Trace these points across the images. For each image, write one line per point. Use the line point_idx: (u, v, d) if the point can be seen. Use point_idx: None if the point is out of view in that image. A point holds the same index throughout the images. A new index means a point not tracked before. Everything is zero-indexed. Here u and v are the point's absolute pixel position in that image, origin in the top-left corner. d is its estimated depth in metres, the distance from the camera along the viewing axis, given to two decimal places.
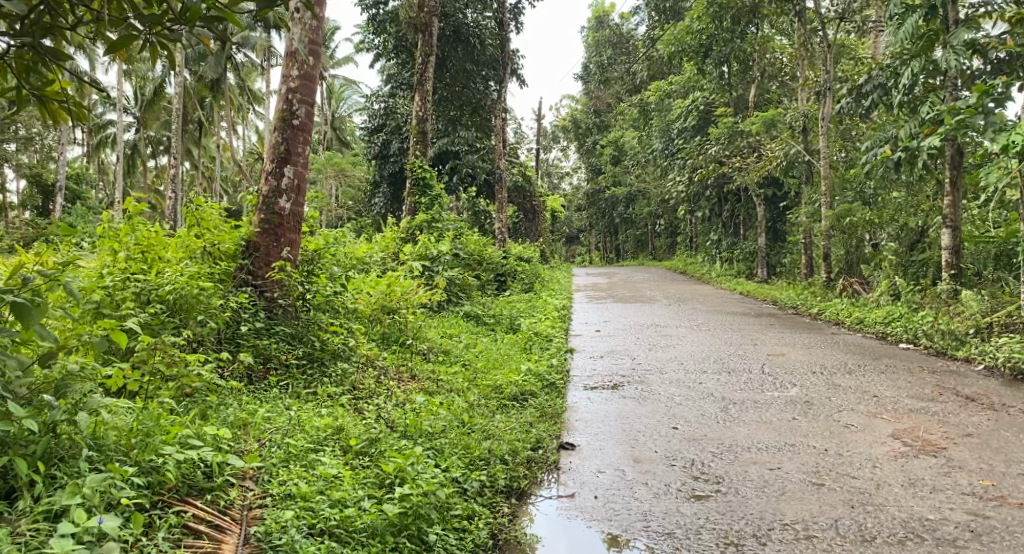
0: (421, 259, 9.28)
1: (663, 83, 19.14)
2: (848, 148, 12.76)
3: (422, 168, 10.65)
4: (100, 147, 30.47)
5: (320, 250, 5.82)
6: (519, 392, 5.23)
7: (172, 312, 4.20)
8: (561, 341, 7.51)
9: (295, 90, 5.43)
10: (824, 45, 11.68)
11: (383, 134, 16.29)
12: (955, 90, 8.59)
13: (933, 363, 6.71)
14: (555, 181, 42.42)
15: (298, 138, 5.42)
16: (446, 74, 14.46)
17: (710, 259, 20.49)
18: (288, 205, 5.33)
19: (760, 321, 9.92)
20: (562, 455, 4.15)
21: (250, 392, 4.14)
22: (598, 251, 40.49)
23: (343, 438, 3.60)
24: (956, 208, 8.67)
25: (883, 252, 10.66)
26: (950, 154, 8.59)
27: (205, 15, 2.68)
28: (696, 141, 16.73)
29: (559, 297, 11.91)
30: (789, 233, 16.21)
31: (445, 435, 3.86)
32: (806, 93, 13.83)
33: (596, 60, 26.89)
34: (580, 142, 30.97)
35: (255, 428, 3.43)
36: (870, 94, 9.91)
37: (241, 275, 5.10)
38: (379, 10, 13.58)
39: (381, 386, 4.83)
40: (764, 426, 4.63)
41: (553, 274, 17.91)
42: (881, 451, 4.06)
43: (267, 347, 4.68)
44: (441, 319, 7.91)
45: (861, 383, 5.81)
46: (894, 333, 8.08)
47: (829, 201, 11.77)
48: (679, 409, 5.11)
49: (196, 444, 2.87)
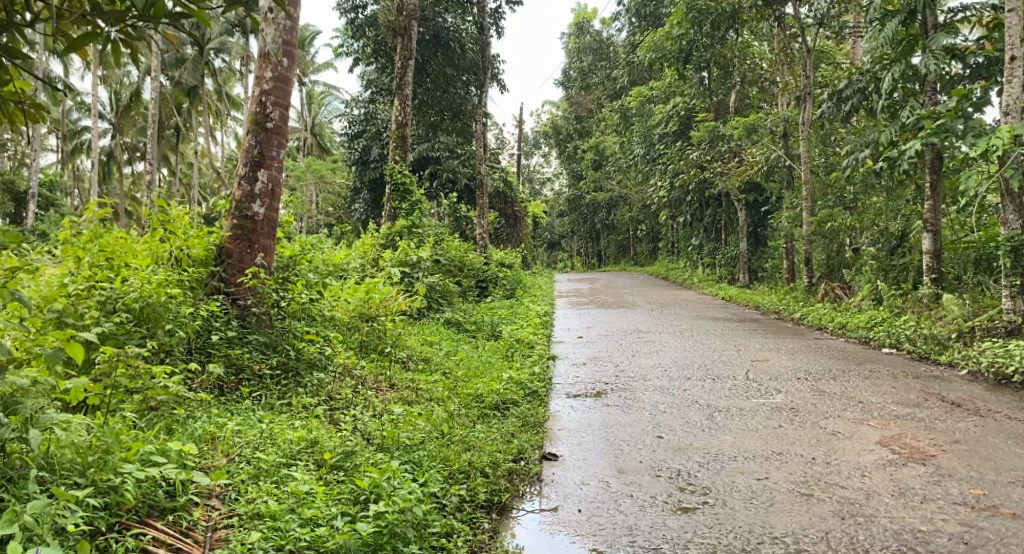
0: (401, 265, 9.13)
1: (644, 88, 19.23)
2: (828, 153, 12.84)
3: (401, 173, 10.52)
4: (75, 153, 29.99)
5: (296, 257, 5.66)
6: (500, 400, 5.11)
7: (138, 321, 4.01)
8: (543, 348, 7.40)
9: (269, 91, 5.27)
10: (804, 51, 11.74)
11: (364, 140, 16.10)
12: (933, 95, 8.72)
13: (917, 368, 6.69)
14: (537, 187, 42.46)
15: (272, 142, 5.26)
16: (426, 78, 14.34)
17: (691, 265, 20.55)
18: (262, 211, 5.18)
19: (743, 326, 9.89)
20: (545, 466, 4.04)
21: (220, 404, 3.98)
22: (579, 257, 40.50)
23: (317, 451, 3.45)
24: (937, 213, 8.70)
25: (864, 256, 10.71)
26: (930, 159, 8.65)
27: (170, 13, 2.57)
28: (677, 146, 16.76)
29: (541, 303, 11.81)
30: (770, 238, 16.27)
31: (423, 447, 3.73)
32: (786, 99, 13.91)
33: (577, 66, 26.97)
34: (561, 148, 30.97)
35: (224, 443, 3.27)
36: (851, 98, 9.92)
37: (213, 283, 4.94)
38: (358, 14, 13.47)
39: (358, 396, 4.68)
40: (750, 434, 4.55)
41: (535, 279, 17.83)
42: (870, 459, 3.99)
43: (239, 357, 4.51)
44: (422, 327, 7.77)
45: (846, 389, 5.76)
46: (877, 337, 8.07)
47: (810, 205, 11.80)
48: (664, 417, 5.02)
49: (160, 462, 2.71)
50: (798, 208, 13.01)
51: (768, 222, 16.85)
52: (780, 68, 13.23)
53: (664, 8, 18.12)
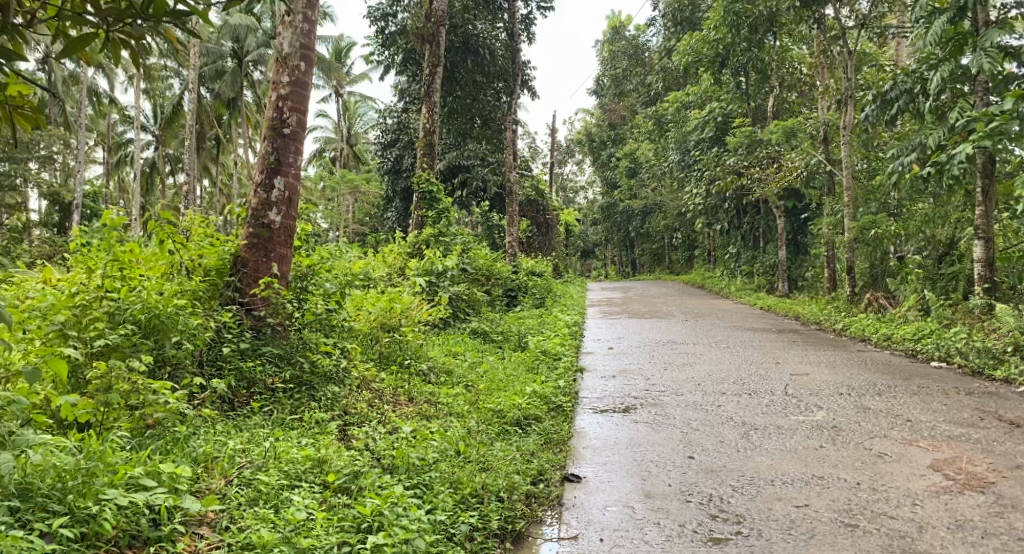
0: (427, 274, 9.01)
1: (680, 94, 18.85)
2: (871, 157, 12.30)
3: (429, 181, 10.43)
4: (119, 165, 30.80)
5: (315, 266, 5.46)
6: (522, 416, 4.87)
7: (145, 333, 3.94)
8: (570, 360, 7.15)
9: (286, 96, 5.19)
10: (846, 53, 11.30)
11: (396, 149, 16.12)
12: (986, 95, 8.20)
13: (969, 383, 6.27)
14: (571, 195, 42.25)
15: (288, 148, 5.17)
16: (456, 87, 14.32)
17: (728, 273, 20.04)
18: (278, 218, 5.06)
19: (781, 337, 9.50)
20: (565, 488, 3.80)
21: (228, 421, 3.87)
22: (614, 265, 40.11)
23: (323, 472, 3.30)
24: (989, 219, 8.23)
25: (909, 264, 10.21)
26: (981, 163, 8.20)
27: (171, 11, 2.25)
28: (713, 152, 16.28)
29: (571, 313, 11.54)
30: (811, 246, 15.76)
31: (435, 468, 3.54)
32: (826, 102, 13.41)
33: (611, 73, 26.64)
34: (595, 155, 30.67)
35: (222, 465, 3.16)
36: (896, 100, 9.46)
37: (227, 293, 4.83)
38: (389, 22, 13.51)
39: (373, 410, 4.51)
40: (790, 456, 4.24)
41: (566, 288, 17.59)
42: (921, 486, 3.65)
43: (251, 370, 4.41)
44: (446, 337, 7.60)
45: (892, 406, 5.39)
46: (925, 350, 7.61)
47: (851, 212, 11.35)
48: (696, 436, 4.73)
49: (147, 486, 2.63)
50: (839, 215, 12.52)
51: (808, 229, 16.32)
52: (820, 71, 12.77)
53: (700, 12, 17.68)
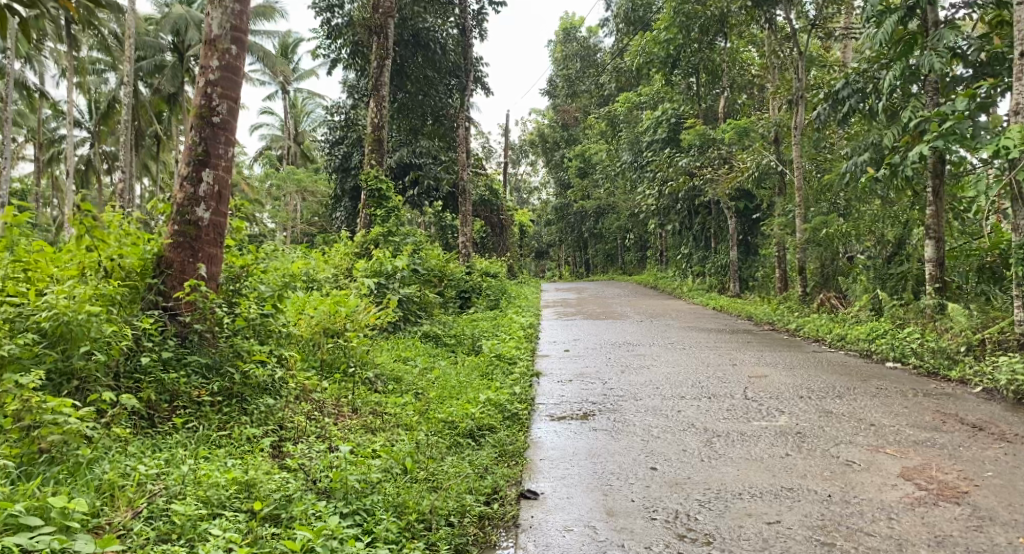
0: (375, 275, 8.56)
1: (632, 94, 18.79)
2: (818, 159, 12.41)
3: (377, 178, 10.03)
4: (51, 163, 29.28)
5: (249, 267, 5.03)
6: (476, 427, 4.56)
7: (51, 342, 3.49)
8: (526, 364, 6.85)
9: (215, 82, 4.76)
10: (797, 53, 11.28)
11: (344, 146, 15.70)
12: (935, 96, 8.27)
13: (925, 384, 6.23)
14: (525, 195, 42.12)
15: (218, 138, 4.73)
16: (406, 82, 13.84)
17: (680, 273, 20.12)
18: (207, 215, 4.63)
19: (735, 338, 9.42)
20: (521, 507, 3.51)
21: (145, 440, 3.45)
22: (567, 266, 40.10)
23: (251, 498, 2.92)
24: (939, 219, 8.32)
25: (859, 264, 10.30)
26: (932, 163, 8.25)
27: None
28: (665, 154, 16.21)
29: (526, 314, 11.25)
30: (762, 247, 15.89)
31: (378, 491, 3.20)
32: (778, 103, 13.47)
33: (564, 74, 26.54)
34: (548, 157, 30.49)
35: (132, 492, 2.75)
36: (847, 99, 9.46)
37: (149, 297, 4.35)
38: (334, 14, 12.88)
39: (313, 424, 4.13)
40: (757, 465, 4.04)
41: (520, 289, 17.34)
42: (894, 498, 3.49)
43: (173, 382, 3.96)
44: (395, 341, 7.23)
45: (853, 410, 5.27)
46: (880, 350, 7.59)
47: (803, 212, 11.41)
48: (658, 444, 4.49)
49: (30, 527, 2.21)
50: (790, 216, 12.59)
51: (759, 230, 16.43)
52: (771, 72, 12.79)
53: (653, 12, 17.63)
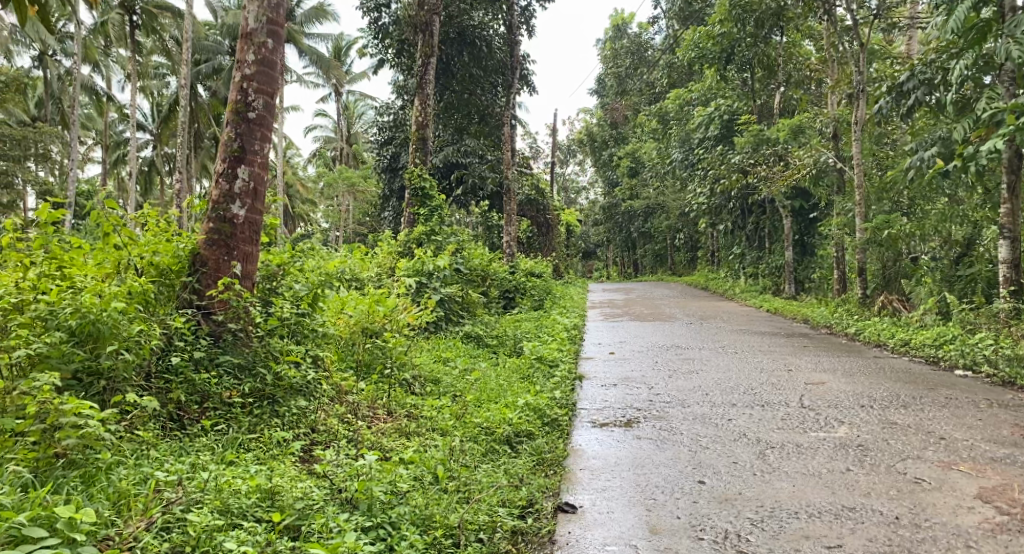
0: (417, 274, 8.45)
1: (684, 90, 18.27)
2: (880, 155, 11.77)
3: (421, 177, 9.97)
4: (116, 164, 30.47)
5: (285, 265, 4.97)
6: (513, 433, 4.36)
7: (79, 340, 3.47)
8: (568, 367, 6.60)
9: (251, 77, 4.71)
10: (857, 45, 10.72)
11: (392, 146, 15.78)
12: (1011, 86, 7.70)
13: (1001, 395, 5.74)
14: (573, 195, 41.72)
15: (254, 134, 4.69)
16: (452, 80, 13.82)
17: (732, 274, 19.49)
18: (242, 212, 4.58)
19: (791, 342, 8.97)
20: (558, 521, 3.30)
21: (171, 444, 3.39)
22: (615, 266, 39.53)
23: (272, 508, 2.82)
24: (1017, 217, 7.73)
25: (924, 265, 9.70)
26: (1007, 158, 7.68)
27: None
28: (717, 151, 15.67)
29: (571, 315, 11.03)
30: (819, 247, 15.23)
31: (406, 502, 3.05)
32: (837, 96, 12.86)
33: (614, 71, 26.07)
34: (597, 156, 30.01)
35: (146, 503, 2.67)
36: (913, 92, 8.91)
37: (184, 295, 4.32)
38: (381, 13, 12.96)
39: (345, 427, 4.03)
40: (815, 481, 3.73)
41: (566, 289, 17.10)
42: (972, 523, 3.16)
43: (204, 383, 3.92)
44: (435, 342, 7.09)
45: (921, 421, 4.87)
46: (948, 357, 7.07)
47: (864, 211, 10.82)
48: (707, 456, 4.22)
49: (33, 539, 2.16)
50: (850, 215, 11.99)
51: (816, 229, 15.77)
52: (830, 66, 12.24)
53: (706, 7, 17.10)
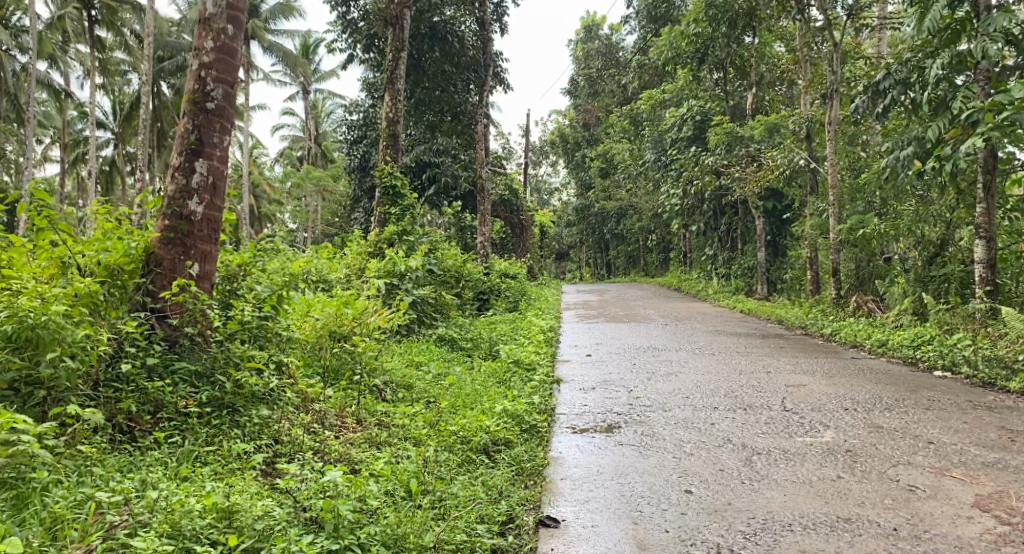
0: (388, 276, 8.17)
1: (657, 91, 18.18)
2: (853, 155, 11.81)
3: (392, 175, 9.69)
4: (75, 163, 29.49)
5: (246, 266, 4.67)
6: (491, 442, 4.14)
7: (16, 346, 3.18)
8: (546, 371, 6.38)
9: (210, 65, 4.41)
10: (831, 45, 10.68)
11: (362, 145, 15.45)
12: (987, 86, 7.71)
13: (981, 396, 5.70)
14: (545, 196, 41.60)
15: (212, 126, 4.40)
16: (423, 77, 13.61)
17: (705, 275, 19.50)
18: (200, 209, 4.29)
19: (768, 343, 8.88)
20: (540, 537, 3.09)
21: (118, 460, 3.10)
22: (588, 267, 39.51)
23: (226, 530, 2.56)
24: (991, 218, 7.73)
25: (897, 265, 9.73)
26: (983, 157, 7.66)
27: None
28: (690, 152, 15.60)
29: (547, 317, 10.85)
30: (791, 248, 15.29)
31: (377, 521, 2.82)
32: (810, 97, 12.86)
33: (585, 72, 25.97)
34: (569, 157, 29.99)
35: (81, 532, 2.38)
36: (889, 91, 8.84)
37: (136, 297, 4.00)
38: (350, 7, 12.63)
39: (311, 438, 3.76)
40: (804, 490, 3.58)
41: (539, 289, 16.89)
42: (974, 534, 3.03)
43: (159, 391, 3.62)
44: (407, 345, 6.83)
45: (906, 425, 4.77)
46: (927, 358, 7.01)
47: (837, 211, 10.79)
48: (691, 463, 4.04)
49: None
50: (823, 216, 11.99)
51: (788, 230, 15.83)
52: (802, 67, 12.25)
53: (676, 8, 17.08)
